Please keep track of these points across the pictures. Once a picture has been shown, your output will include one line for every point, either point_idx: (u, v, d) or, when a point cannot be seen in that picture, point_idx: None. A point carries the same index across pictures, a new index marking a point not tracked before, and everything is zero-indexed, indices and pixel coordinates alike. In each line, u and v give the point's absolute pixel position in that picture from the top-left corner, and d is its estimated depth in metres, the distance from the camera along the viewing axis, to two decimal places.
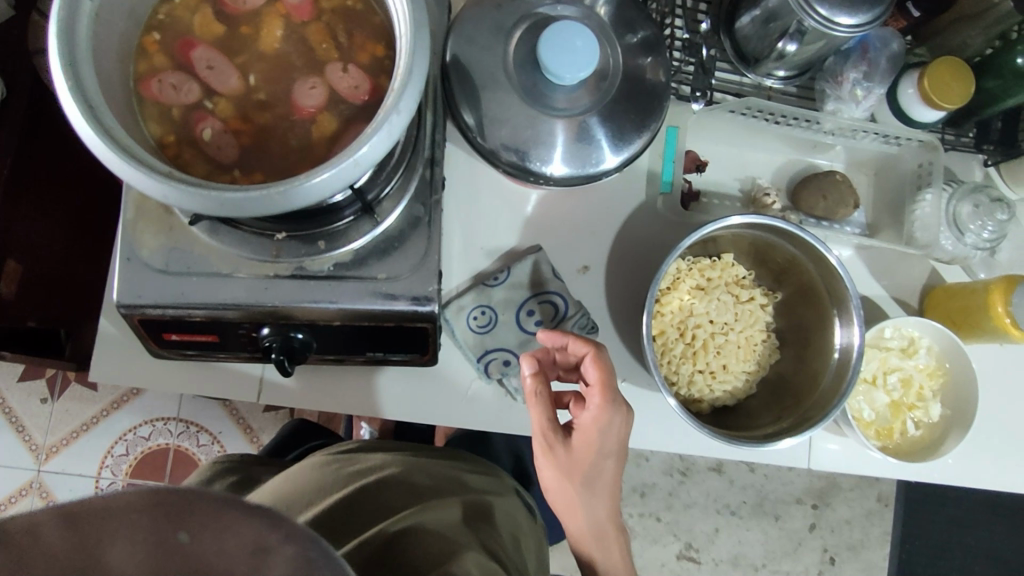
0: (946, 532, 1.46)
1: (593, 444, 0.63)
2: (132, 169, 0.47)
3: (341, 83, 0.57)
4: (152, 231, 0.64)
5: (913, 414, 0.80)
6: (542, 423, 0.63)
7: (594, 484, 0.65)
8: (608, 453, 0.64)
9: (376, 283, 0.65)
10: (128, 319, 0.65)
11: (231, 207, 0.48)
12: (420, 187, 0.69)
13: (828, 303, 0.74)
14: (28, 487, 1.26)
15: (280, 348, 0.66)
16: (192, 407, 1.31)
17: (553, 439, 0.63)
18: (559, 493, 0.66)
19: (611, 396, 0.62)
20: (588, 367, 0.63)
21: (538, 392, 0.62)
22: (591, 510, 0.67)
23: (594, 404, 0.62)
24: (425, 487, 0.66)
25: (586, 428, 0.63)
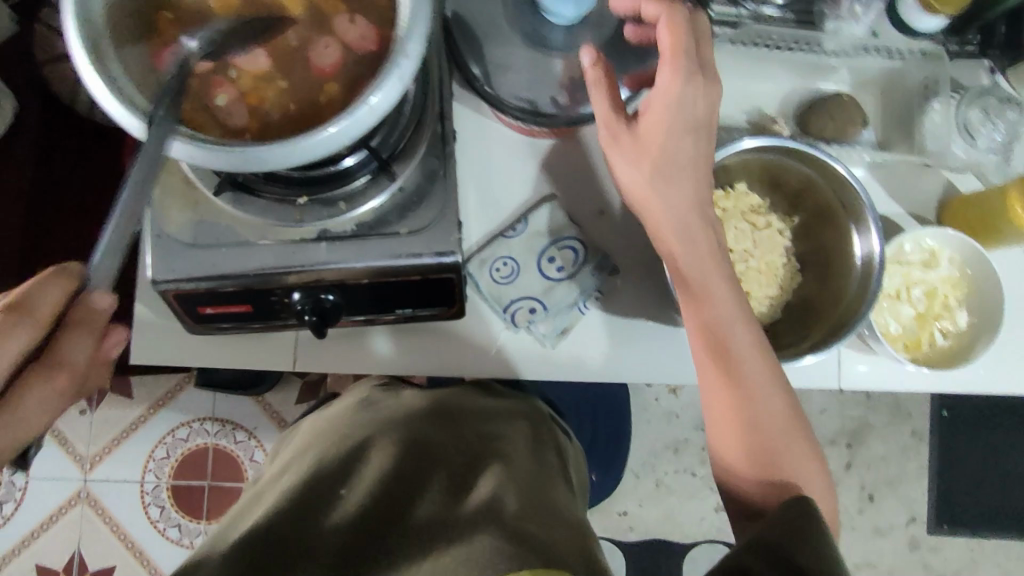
0: (986, 461, 1.45)
1: (658, 117, 0.61)
2: (154, 133, 0.50)
3: (351, 35, 0.58)
4: (179, 207, 0.67)
5: (940, 323, 0.80)
6: (606, 108, 0.63)
7: (672, 171, 0.62)
8: (682, 128, 0.62)
9: (400, 238, 0.67)
10: (163, 296, 0.68)
11: (263, 164, 0.51)
12: (432, 142, 0.69)
13: (841, 217, 0.75)
14: (77, 496, 1.30)
15: (312, 310, 0.69)
16: (226, 406, 1.34)
17: (617, 124, 0.63)
18: (634, 193, 0.64)
19: (682, 59, 0.60)
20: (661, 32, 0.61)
21: (600, 77, 0.63)
22: (672, 207, 0.63)
23: (667, 69, 0.60)
24: (465, 419, 0.69)
25: (651, 104, 0.61)
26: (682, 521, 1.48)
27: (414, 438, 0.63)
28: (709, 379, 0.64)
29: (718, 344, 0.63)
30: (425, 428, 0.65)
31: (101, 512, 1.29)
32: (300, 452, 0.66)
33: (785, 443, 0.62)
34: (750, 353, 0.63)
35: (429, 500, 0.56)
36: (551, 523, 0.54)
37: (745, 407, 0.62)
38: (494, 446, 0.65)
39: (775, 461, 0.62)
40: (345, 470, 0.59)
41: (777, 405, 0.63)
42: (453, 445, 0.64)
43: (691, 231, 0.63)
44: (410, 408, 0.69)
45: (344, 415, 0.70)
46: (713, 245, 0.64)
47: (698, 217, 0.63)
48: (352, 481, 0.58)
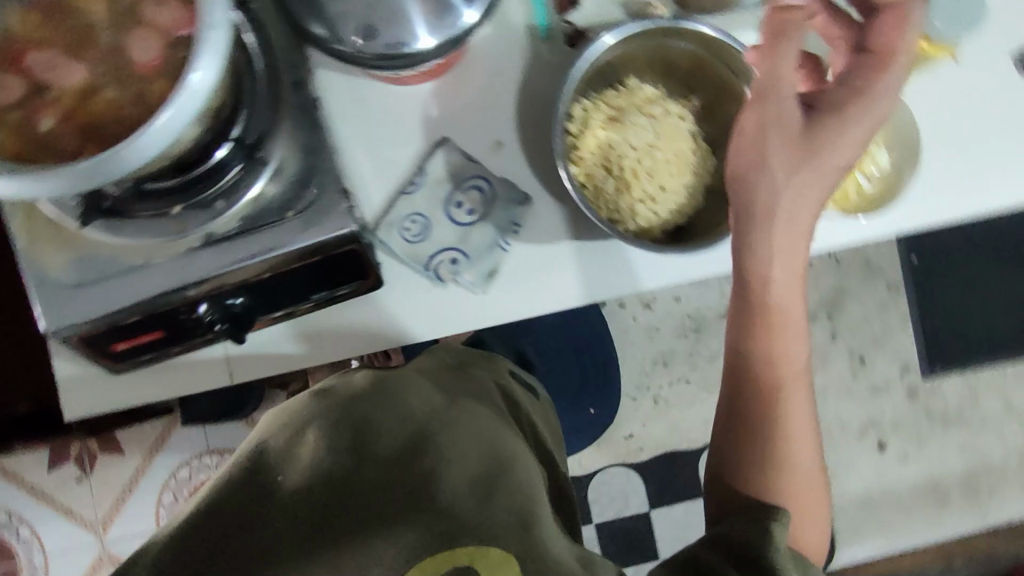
0: (967, 296, 1.42)
1: (869, 101, 0.62)
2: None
3: (165, 20, 0.54)
4: (56, 251, 0.63)
5: (864, 168, 0.78)
6: (786, 75, 0.61)
7: (818, 172, 0.62)
8: (858, 144, 0.62)
9: (289, 222, 0.64)
10: (68, 344, 0.65)
11: (114, 170, 0.48)
12: (298, 114, 0.66)
13: (734, 83, 0.72)
14: (99, 562, 1.30)
15: (223, 319, 0.68)
16: (218, 436, 1.31)
17: (767, 89, 0.62)
18: (743, 162, 0.63)
19: (899, 73, 0.62)
20: (882, 28, 0.63)
21: (777, 44, 0.61)
22: (800, 203, 0.63)
23: (887, 77, 0.62)
24: (417, 386, 0.71)
25: (829, 102, 0.62)
26: (689, 428, 1.50)
27: (368, 409, 0.65)
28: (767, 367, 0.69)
29: (776, 383, 0.69)
30: (378, 398, 0.67)
31: None
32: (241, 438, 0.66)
33: (807, 491, 0.69)
34: (793, 353, 0.69)
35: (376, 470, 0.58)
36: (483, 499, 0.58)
37: (782, 447, 0.68)
38: (441, 411, 0.68)
39: (786, 499, 0.68)
40: (299, 436, 0.61)
41: (809, 462, 0.69)
42: (405, 412, 0.66)
43: (798, 243, 0.64)
44: (364, 379, 0.70)
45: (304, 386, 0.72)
46: (802, 253, 0.65)
47: (806, 210, 0.63)
48: (288, 468, 0.58)
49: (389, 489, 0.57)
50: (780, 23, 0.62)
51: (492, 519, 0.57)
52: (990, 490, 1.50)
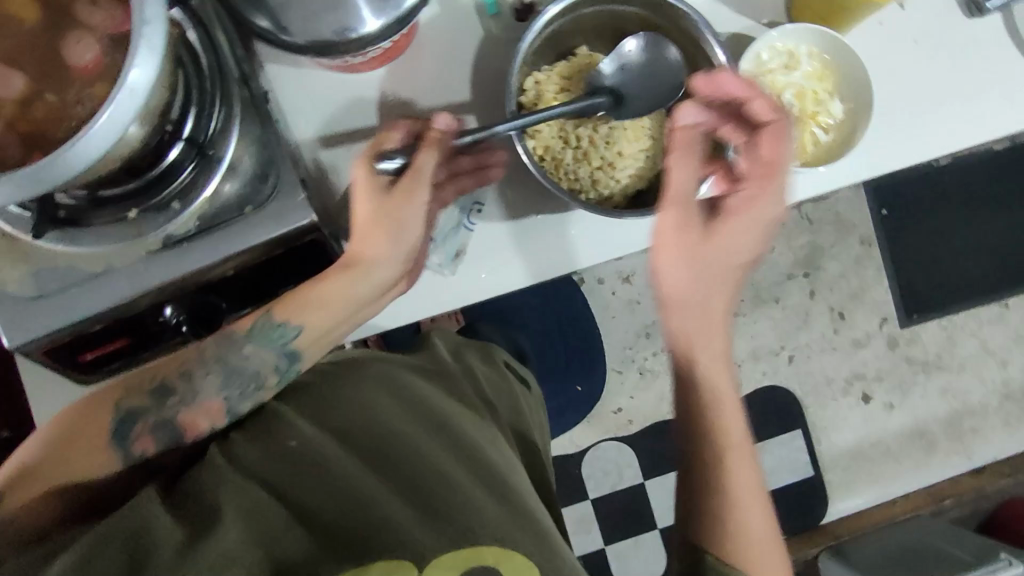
0: (934, 244, 1.49)
1: (761, 208, 0.64)
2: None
3: (101, 19, 0.53)
4: (9, 264, 0.62)
5: (818, 120, 0.79)
6: (684, 185, 0.63)
7: (714, 254, 0.65)
8: (743, 248, 0.66)
9: (247, 217, 0.63)
10: (33, 357, 0.64)
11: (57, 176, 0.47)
12: (249, 108, 0.65)
13: (682, 44, 0.72)
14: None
15: (189, 321, 0.66)
16: None
17: (692, 203, 0.64)
18: (671, 241, 0.65)
19: (778, 174, 0.63)
20: (762, 141, 0.62)
21: (691, 141, 0.62)
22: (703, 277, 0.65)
23: (752, 185, 0.63)
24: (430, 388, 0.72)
25: (735, 208, 0.64)
26: None
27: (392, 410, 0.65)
28: (718, 438, 0.66)
29: (723, 445, 0.66)
30: (398, 398, 0.67)
31: None
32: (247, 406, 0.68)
33: None
34: (740, 465, 0.65)
35: (403, 476, 0.58)
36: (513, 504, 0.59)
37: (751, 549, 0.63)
38: (461, 415, 0.69)
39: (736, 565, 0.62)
40: (321, 432, 0.61)
41: (763, 530, 0.64)
42: (427, 413, 0.67)
43: (707, 326, 0.66)
44: (379, 376, 0.70)
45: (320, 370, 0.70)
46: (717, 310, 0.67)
47: (721, 340, 0.67)
48: (304, 437, 0.60)
49: (417, 495, 0.57)
50: (690, 134, 0.62)
51: (518, 531, 0.57)
52: (974, 432, 1.53)
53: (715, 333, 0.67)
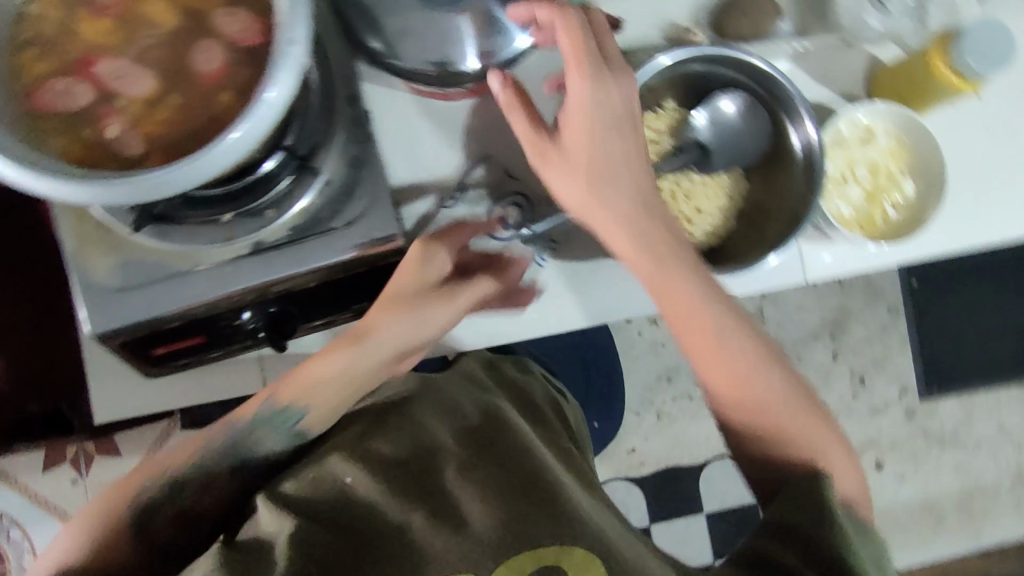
0: (966, 321, 1.46)
1: (587, 120, 0.60)
2: (65, 184, 0.49)
3: (234, 30, 0.56)
4: (99, 252, 0.63)
5: (889, 197, 0.80)
6: (524, 130, 0.63)
7: (609, 177, 0.61)
8: (613, 127, 0.61)
9: (337, 233, 0.65)
10: (108, 346, 0.65)
11: (182, 184, 0.50)
12: (349, 127, 0.67)
13: (772, 109, 0.74)
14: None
15: (267, 326, 0.67)
16: None
17: (542, 145, 0.63)
18: (574, 203, 0.63)
19: (586, 62, 0.60)
20: (559, 35, 0.60)
21: (512, 99, 0.63)
22: (643, 235, 0.62)
23: (576, 80, 0.60)
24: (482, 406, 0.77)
25: (569, 119, 0.61)
26: (690, 444, 1.50)
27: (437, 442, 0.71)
28: (760, 416, 0.65)
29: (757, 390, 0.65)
30: (444, 431, 0.73)
31: None
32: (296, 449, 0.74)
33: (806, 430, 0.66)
34: (784, 415, 0.65)
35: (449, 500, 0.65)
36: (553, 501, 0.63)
37: (794, 441, 0.65)
38: (496, 428, 0.73)
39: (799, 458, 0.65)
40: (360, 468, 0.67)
41: (779, 387, 0.65)
42: (470, 439, 0.72)
43: (674, 288, 0.62)
44: (428, 407, 0.76)
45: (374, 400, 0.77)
46: (699, 291, 0.63)
47: (692, 279, 0.63)
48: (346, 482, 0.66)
49: (463, 514, 0.63)
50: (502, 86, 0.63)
51: (564, 527, 0.61)
52: (983, 512, 1.52)
53: (722, 319, 0.64)
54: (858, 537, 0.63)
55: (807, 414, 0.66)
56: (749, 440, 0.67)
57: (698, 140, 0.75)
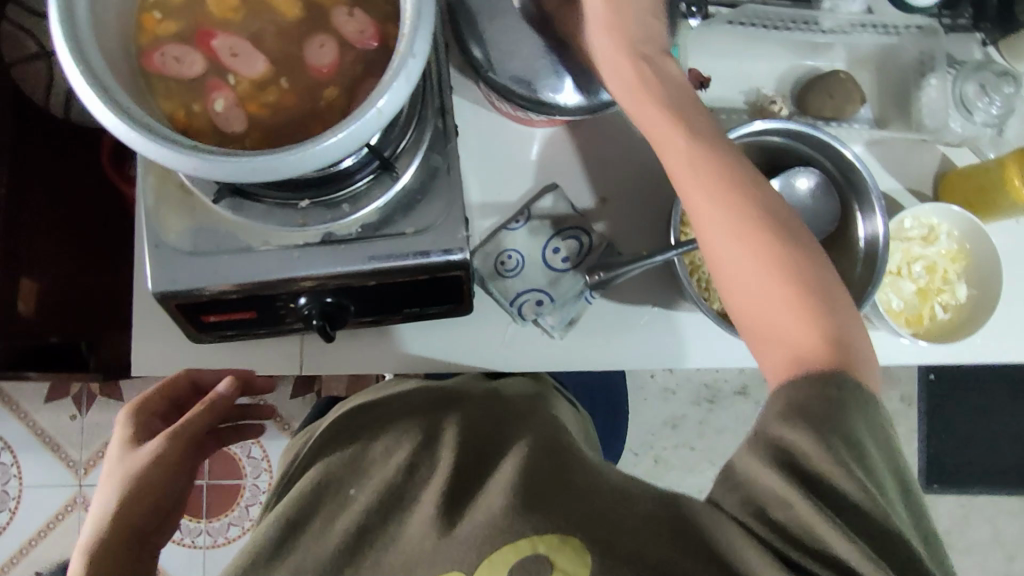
0: (974, 423, 1.47)
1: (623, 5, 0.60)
2: (163, 148, 0.49)
3: (352, 30, 0.57)
4: (175, 214, 0.65)
5: (941, 298, 0.81)
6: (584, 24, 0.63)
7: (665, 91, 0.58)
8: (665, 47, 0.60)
9: (406, 238, 0.66)
10: (165, 306, 0.66)
11: (281, 172, 0.50)
12: (435, 138, 0.69)
13: (843, 195, 0.75)
14: (73, 502, 1.38)
15: (320, 315, 0.68)
16: None
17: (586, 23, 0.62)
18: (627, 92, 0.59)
19: None
20: None
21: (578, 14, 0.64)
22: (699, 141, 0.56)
23: None
24: (499, 407, 0.69)
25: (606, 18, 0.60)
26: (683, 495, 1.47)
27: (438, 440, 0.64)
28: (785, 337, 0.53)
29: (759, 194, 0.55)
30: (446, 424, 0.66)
31: None
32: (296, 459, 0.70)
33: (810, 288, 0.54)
34: (788, 321, 0.53)
35: (438, 501, 0.57)
36: (551, 496, 0.55)
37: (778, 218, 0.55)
38: (480, 427, 0.66)
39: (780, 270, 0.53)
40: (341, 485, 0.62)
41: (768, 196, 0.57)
42: (476, 435, 0.65)
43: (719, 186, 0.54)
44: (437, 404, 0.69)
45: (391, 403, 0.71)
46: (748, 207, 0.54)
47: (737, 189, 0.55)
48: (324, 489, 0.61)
49: (425, 519, 0.57)
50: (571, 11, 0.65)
51: (553, 520, 0.53)
52: None
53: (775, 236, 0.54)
54: (883, 454, 0.51)
55: (800, 305, 0.53)
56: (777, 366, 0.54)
57: None
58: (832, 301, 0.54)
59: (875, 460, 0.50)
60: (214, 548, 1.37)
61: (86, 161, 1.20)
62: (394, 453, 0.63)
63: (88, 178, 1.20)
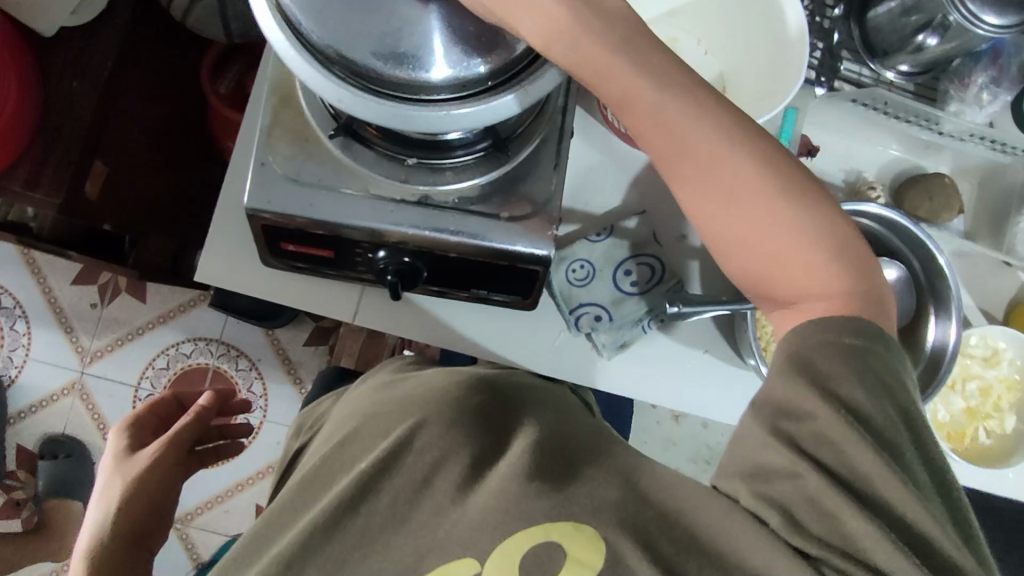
0: None
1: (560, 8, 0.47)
2: (315, 74, 0.53)
3: None
4: (286, 137, 0.66)
5: (987, 422, 0.81)
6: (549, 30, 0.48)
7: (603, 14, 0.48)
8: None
9: (499, 221, 0.66)
10: (251, 224, 0.67)
11: (418, 126, 0.54)
12: (549, 136, 0.69)
13: (921, 296, 0.75)
14: (70, 387, 1.39)
15: (395, 272, 0.69)
16: (235, 333, 1.44)
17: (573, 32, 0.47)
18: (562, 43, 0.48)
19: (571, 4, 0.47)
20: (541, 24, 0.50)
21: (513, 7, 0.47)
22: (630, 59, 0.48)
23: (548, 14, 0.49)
24: (509, 393, 0.69)
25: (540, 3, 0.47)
26: None
27: (445, 408, 0.62)
28: (770, 274, 0.51)
29: (716, 146, 0.49)
30: (457, 398, 0.65)
31: (90, 407, 1.38)
32: (328, 434, 0.70)
33: (791, 229, 0.50)
34: (786, 261, 0.50)
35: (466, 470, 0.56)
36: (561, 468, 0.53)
37: (742, 158, 0.50)
38: (494, 410, 0.64)
39: (754, 217, 0.50)
40: (355, 455, 0.62)
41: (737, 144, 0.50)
42: (491, 415, 0.63)
43: (668, 126, 0.49)
44: (453, 383, 0.68)
45: (409, 386, 0.70)
46: (708, 145, 0.49)
47: (696, 121, 0.49)
48: (341, 467, 0.61)
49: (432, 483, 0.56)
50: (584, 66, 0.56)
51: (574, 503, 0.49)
52: None
53: (752, 172, 0.50)
54: (932, 468, 0.46)
55: (788, 239, 0.50)
56: (773, 304, 0.53)
57: None
58: (840, 221, 0.51)
59: (923, 478, 0.44)
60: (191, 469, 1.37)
61: (186, 67, 1.24)
62: (404, 419, 0.63)
63: (182, 83, 1.23)
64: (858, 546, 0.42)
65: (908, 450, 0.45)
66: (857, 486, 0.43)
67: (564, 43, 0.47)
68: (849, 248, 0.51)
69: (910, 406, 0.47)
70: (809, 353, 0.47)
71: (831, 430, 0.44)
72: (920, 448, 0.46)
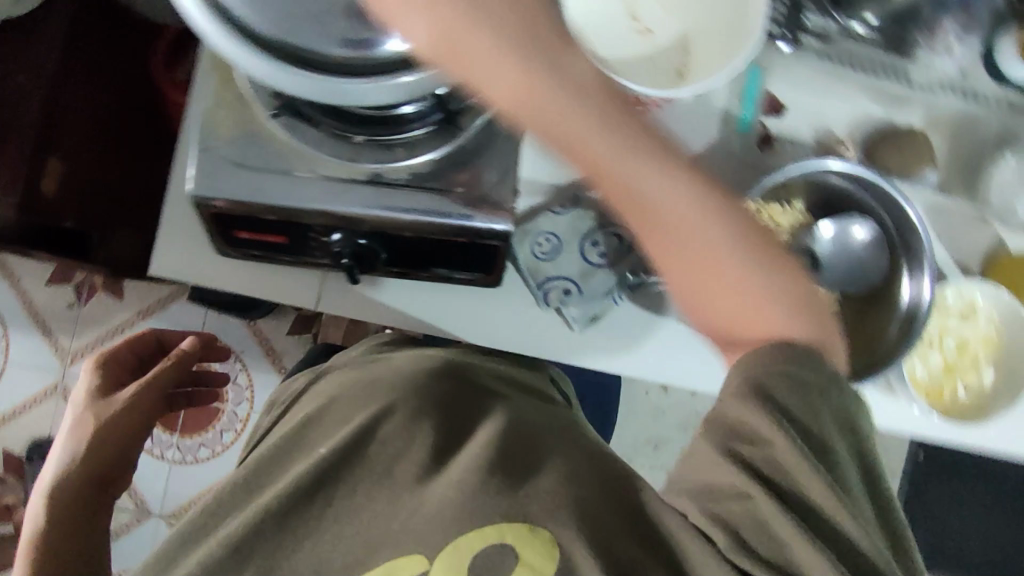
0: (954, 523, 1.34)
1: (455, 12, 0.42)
2: (237, 50, 0.50)
3: None
4: (229, 121, 0.64)
5: (965, 377, 0.79)
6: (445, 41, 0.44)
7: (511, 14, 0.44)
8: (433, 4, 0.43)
9: (453, 196, 0.64)
10: (200, 213, 0.65)
11: (350, 100, 0.52)
12: None
13: (892, 253, 0.74)
14: (53, 389, 1.37)
15: (351, 256, 0.67)
16: (216, 326, 1.40)
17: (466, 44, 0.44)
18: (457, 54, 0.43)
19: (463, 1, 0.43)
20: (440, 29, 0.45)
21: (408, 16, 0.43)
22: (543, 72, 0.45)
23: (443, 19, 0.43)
24: (478, 379, 0.69)
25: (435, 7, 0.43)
26: None
27: (406, 403, 0.63)
28: (707, 308, 0.49)
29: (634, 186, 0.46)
30: (418, 387, 0.65)
31: None
32: (293, 411, 0.70)
33: (726, 262, 0.47)
34: (723, 294, 0.48)
35: None
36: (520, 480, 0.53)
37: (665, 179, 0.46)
38: (462, 402, 0.64)
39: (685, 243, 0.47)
40: (317, 445, 0.62)
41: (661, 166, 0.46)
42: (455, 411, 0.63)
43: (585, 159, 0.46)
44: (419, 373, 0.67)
45: (376, 368, 0.70)
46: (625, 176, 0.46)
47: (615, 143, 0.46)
48: (305, 456, 0.61)
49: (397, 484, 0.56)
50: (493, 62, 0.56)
51: None
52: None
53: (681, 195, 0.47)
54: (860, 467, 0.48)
55: (721, 270, 0.47)
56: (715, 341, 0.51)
57: (815, 253, 0.74)
58: (777, 258, 0.49)
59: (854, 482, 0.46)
60: (180, 465, 1.37)
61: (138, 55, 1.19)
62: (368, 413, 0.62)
63: (135, 72, 1.19)
64: (794, 563, 0.43)
65: (839, 449, 0.46)
66: (788, 504, 0.44)
67: (447, 40, 0.43)
68: (792, 290, 0.49)
69: (843, 413, 0.48)
70: (761, 378, 0.46)
71: (770, 442, 0.45)
72: (851, 447, 0.48)
